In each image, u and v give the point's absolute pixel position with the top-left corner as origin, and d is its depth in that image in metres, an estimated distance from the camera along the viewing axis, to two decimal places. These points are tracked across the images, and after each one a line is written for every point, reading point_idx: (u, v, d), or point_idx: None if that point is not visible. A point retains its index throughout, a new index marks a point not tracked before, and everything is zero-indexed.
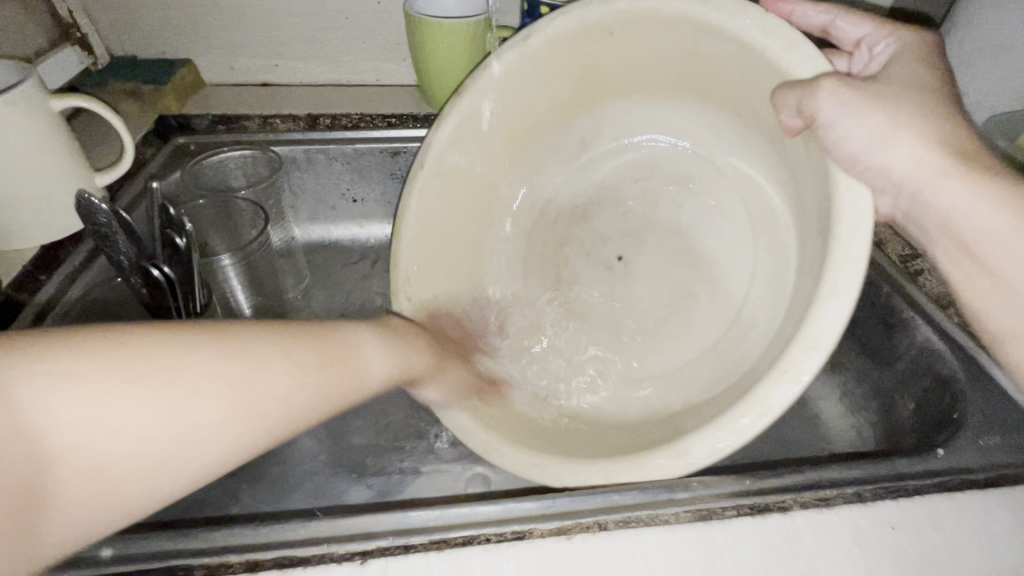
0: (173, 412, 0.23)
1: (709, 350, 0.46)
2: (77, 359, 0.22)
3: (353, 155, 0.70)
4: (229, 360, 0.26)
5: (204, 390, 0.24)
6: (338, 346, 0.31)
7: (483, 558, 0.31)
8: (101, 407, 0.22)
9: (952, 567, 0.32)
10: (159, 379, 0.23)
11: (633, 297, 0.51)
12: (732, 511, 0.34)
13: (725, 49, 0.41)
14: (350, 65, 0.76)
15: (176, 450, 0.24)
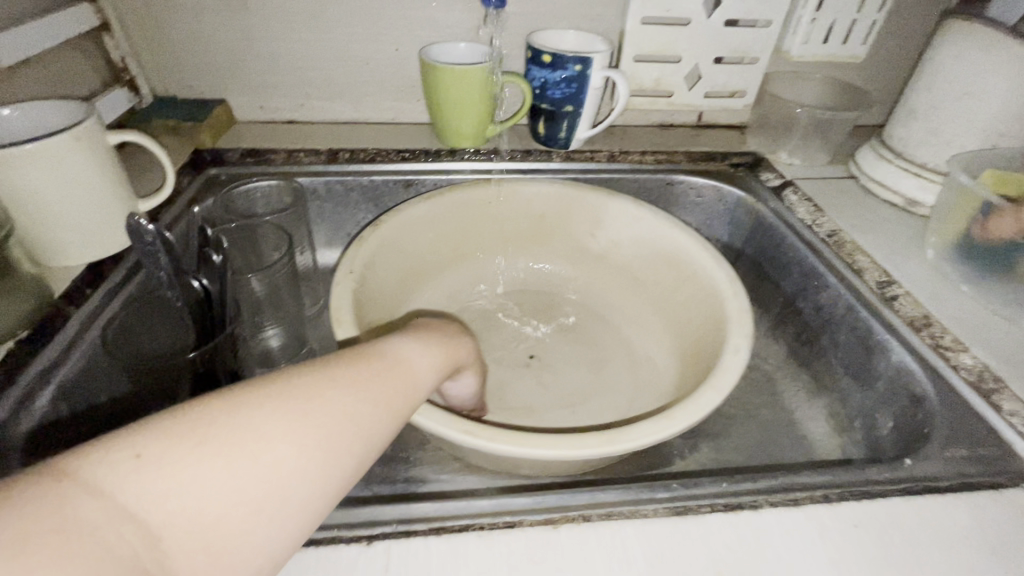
0: (293, 470, 0.27)
1: (621, 364, 0.68)
2: (141, 440, 0.24)
3: (369, 185, 0.76)
4: (333, 403, 0.30)
5: (271, 469, 0.26)
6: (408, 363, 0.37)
7: (478, 543, 0.34)
8: (211, 475, 0.24)
9: (910, 563, 0.34)
10: (221, 439, 0.25)
11: (591, 342, 0.71)
12: (707, 507, 0.37)
13: (634, 219, 0.70)
14: (369, 105, 0.84)
15: (299, 499, 0.27)
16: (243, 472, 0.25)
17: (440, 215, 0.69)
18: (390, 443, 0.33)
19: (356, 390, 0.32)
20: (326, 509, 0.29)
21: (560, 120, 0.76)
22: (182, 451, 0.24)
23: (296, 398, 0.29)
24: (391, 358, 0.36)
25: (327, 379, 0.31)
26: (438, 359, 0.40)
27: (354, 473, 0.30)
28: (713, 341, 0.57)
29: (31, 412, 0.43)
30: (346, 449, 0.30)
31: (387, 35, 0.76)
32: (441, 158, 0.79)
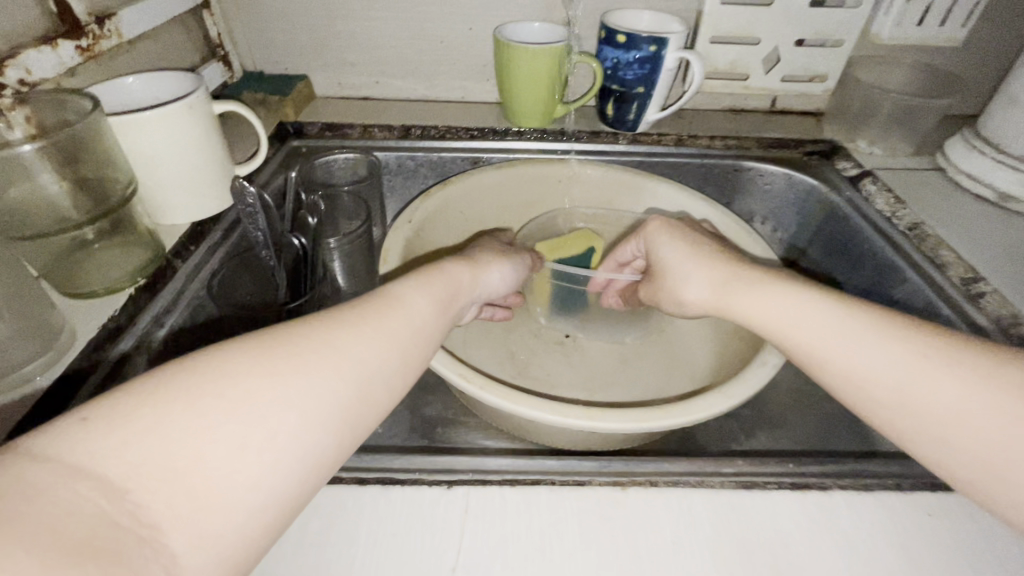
0: (268, 404, 0.30)
1: (664, 354, 0.69)
2: (95, 409, 0.26)
3: (438, 162, 0.79)
4: (300, 348, 0.33)
5: (240, 412, 0.29)
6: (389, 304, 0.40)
7: (550, 496, 0.36)
8: (181, 427, 0.27)
9: (988, 555, 0.34)
10: (185, 397, 0.28)
11: (635, 331, 0.73)
12: (774, 484, 0.37)
13: (686, 210, 0.70)
14: (441, 84, 0.86)
15: (279, 434, 0.29)
16: (215, 420, 0.28)
17: (493, 188, 0.73)
18: (369, 364, 0.35)
19: (325, 333, 0.34)
20: (320, 437, 0.31)
21: (631, 102, 0.76)
22: (142, 412, 0.27)
23: (258, 352, 0.32)
24: (365, 303, 0.39)
25: (291, 333, 0.34)
26: (421, 295, 0.43)
27: (339, 403, 0.32)
28: (758, 331, 0.57)
29: (148, 350, 0.48)
30: (321, 381, 0.32)
31: (463, 14, 0.78)
32: (508, 138, 0.80)
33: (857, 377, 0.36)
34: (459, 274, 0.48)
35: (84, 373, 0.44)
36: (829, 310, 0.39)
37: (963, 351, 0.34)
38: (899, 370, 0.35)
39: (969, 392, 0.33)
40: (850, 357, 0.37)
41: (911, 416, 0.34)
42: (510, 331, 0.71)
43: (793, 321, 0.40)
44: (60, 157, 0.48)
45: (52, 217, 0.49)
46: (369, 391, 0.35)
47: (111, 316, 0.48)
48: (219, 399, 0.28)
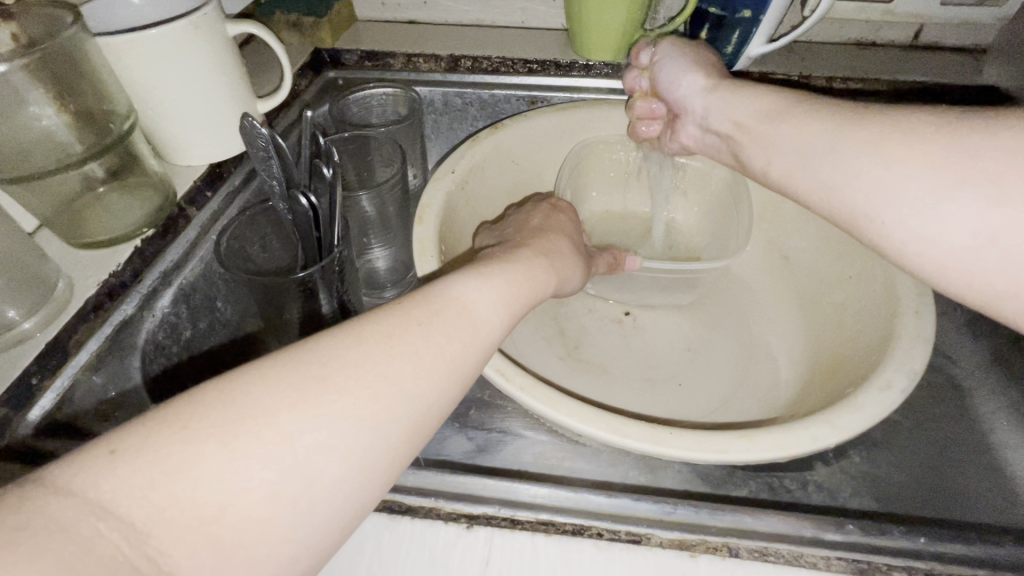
0: (315, 446, 0.22)
1: (738, 342, 0.58)
2: (117, 433, 0.20)
3: (489, 100, 0.68)
4: (364, 365, 0.25)
5: (276, 446, 0.21)
6: (451, 300, 0.30)
7: (594, 554, 0.29)
8: (201, 462, 0.20)
9: None
10: (212, 419, 0.21)
11: (704, 310, 0.62)
12: (900, 571, 0.29)
13: None
14: (498, 5, 0.73)
15: (326, 477, 0.22)
16: (249, 455, 0.21)
17: (551, 132, 0.62)
18: (437, 391, 0.27)
19: (386, 343, 0.26)
20: (368, 484, 0.24)
21: (731, 30, 0.61)
22: (171, 444, 0.20)
23: (318, 365, 0.24)
24: (436, 300, 0.29)
25: (345, 332, 0.26)
26: (500, 290, 0.33)
27: (395, 442, 0.25)
28: (875, 338, 0.46)
29: (153, 312, 0.44)
30: (380, 414, 0.24)
31: None
32: (573, 73, 0.68)
33: (817, 182, 0.35)
34: (535, 274, 0.38)
35: (79, 335, 0.40)
36: (798, 121, 0.37)
37: (926, 121, 0.31)
38: (848, 167, 0.33)
39: (918, 165, 0.30)
40: (806, 167, 0.36)
41: (860, 201, 0.32)
42: (560, 303, 0.62)
43: (775, 142, 0.39)
44: (53, 83, 0.41)
45: (50, 153, 0.42)
46: (431, 422, 0.27)
47: (114, 271, 0.43)
48: (260, 434, 0.21)
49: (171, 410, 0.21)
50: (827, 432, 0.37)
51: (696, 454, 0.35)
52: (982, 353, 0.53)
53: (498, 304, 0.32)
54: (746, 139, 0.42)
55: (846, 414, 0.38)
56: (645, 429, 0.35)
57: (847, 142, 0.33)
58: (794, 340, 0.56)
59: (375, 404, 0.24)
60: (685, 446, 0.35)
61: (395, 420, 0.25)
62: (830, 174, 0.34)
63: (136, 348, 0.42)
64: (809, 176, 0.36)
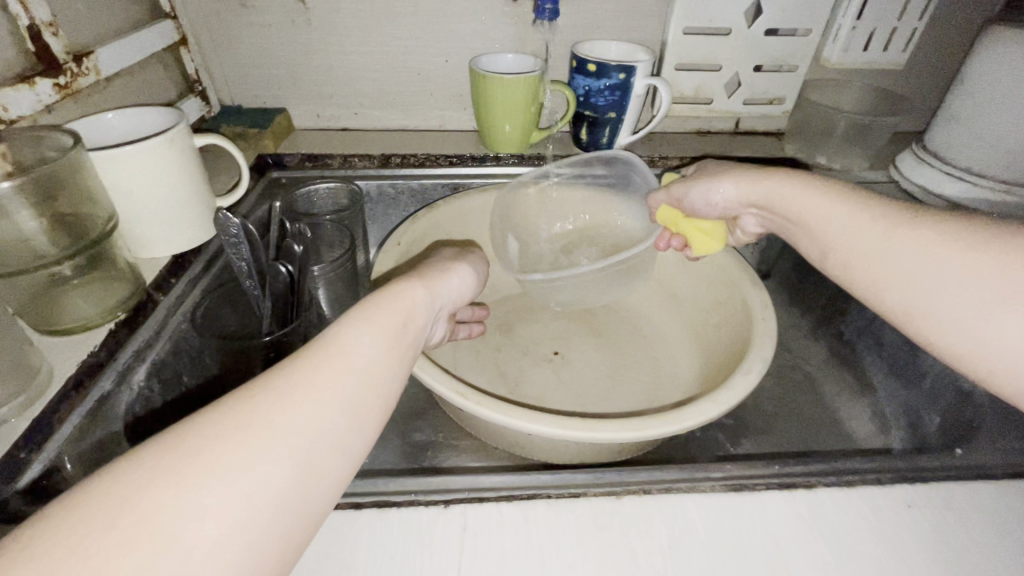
0: (201, 515, 0.23)
1: (648, 365, 0.71)
2: (15, 550, 0.21)
3: (419, 188, 0.81)
4: (265, 426, 0.27)
5: (179, 527, 0.23)
6: (338, 347, 0.31)
7: (547, 509, 0.37)
8: (104, 555, 0.21)
9: (956, 543, 0.35)
10: (115, 511, 0.22)
11: (619, 340, 0.74)
12: (763, 485, 0.38)
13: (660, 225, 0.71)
14: (418, 113, 0.89)
15: (236, 545, 0.24)
16: (153, 542, 0.22)
17: (480, 209, 0.76)
18: (342, 439, 0.29)
19: (287, 397, 0.28)
20: (269, 536, 0.25)
21: (603, 126, 0.79)
22: (76, 544, 0.21)
23: (194, 444, 0.25)
24: (312, 352, 0.31)
25: (241, 396, 0.28)
26: (386, 332, 0.34)
27: (290, 494, 0.26)
28: (739, 340, 0.60)
29: (130, 386, 0.48)
30: (273, 468, 0.26)
31: (439, 45, 0.81)
32: (488, 163, 0.83)
33: (867, 255, 0.42)
34: (416, 304, 0.39)
35: (63, 412, 0.43)
36: (834, 210, 0.45)
37: (964, 233, 0.38)
38: (905, 262, 0.39)
39: (958, 274, 0.36)
40: (869, 259, 0.42)
41: (917, 299, 0.39)
42: (497, 350, 0.72)
43: (829, 232, 0.45)
44: (36, 195, 0.47)
45: (28, 254, 0.48)
46: (328, 461, 0.28)
47: (92, 352, 0.47)
48: (147, 513, 0.22)
49: (71, 508, 0.22)
50: (713, 407, 0.48)
51: (618, 435, 0.45)
52: (822, 350, 0.69)
53: (386, 342, 0.34)
54: (797, 228, 0.49)
55: (723, 393, 0.50)
56: (580, 421, 0.44)
57: (905, 244, 0.40)
58: (688, 359, 0.69)
59: (278, 466, 0.26)
60: (611, 429, 0.44)
61: (299, 475, 0.27)
62: (892, 270, 0.40)
63: (116, 418, 0.46)
64: (868, 271, 0.42)
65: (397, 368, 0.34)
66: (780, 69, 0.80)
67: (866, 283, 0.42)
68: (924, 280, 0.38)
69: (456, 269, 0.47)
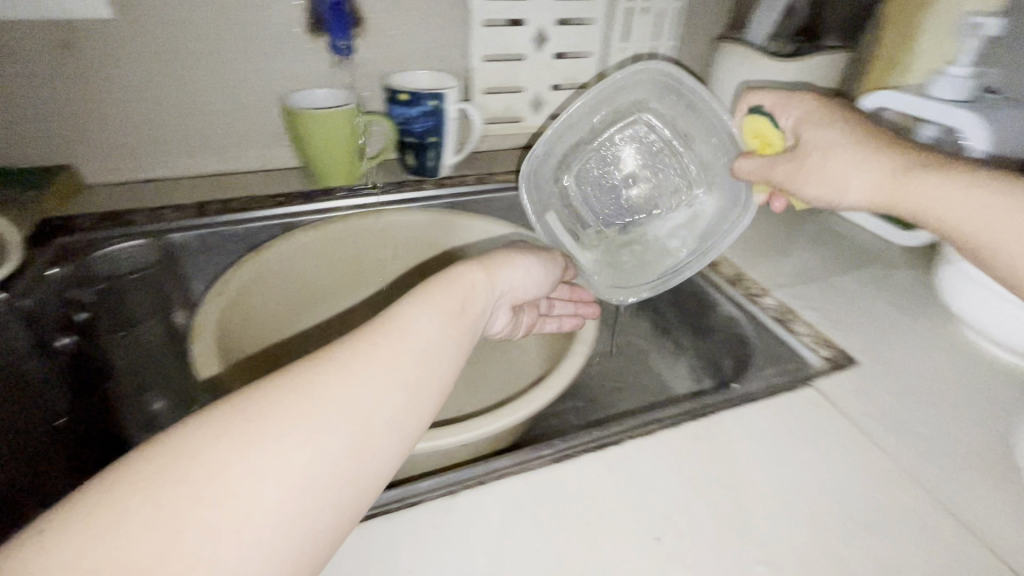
0: (244, 481, 0.25)
1: (501, 369, 0.74)
2: (53, 535, 0.22)
3: (246, 233, 0.76)
4: (300, 408, 0.27)
5: (208, 506, 0.23)
6: (401, 329, 0.34)
7: (384, 525, 0.37)
8: (138, 536, 0.22)
9: (729, 458, 0.41)
10: (149, 493, 0.23)
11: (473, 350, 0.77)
12: (583, 450, 0.42)
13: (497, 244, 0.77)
14: (235, 155, 0.84)
15: (272, 524, 0.24)
16: (188, 518, 0.23)
17: (317, 246, 0.75)
18: (388, 423, 0.30)
19: (334, 378, 0.29)
20: (321, 506, 0.26)
21: (427, 151, 0.83)
22: (113, 521, 0.22)
23: (219, 425, 0.26)
24: (382, 329, 0.33)
25: (286, 380, 0.29)
26: (444, 317, 0.36)
27: (342, 468, 0.27)
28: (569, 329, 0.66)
29: None
30: (315, 447, 0.27)
31: (246, 84, 0.79)
32: (318, 198, 0.81)
33: (936, 196, 0.45)
34: (472, 292, 0.41)
35: None
36: (873, 171, 0.49)
37: (987, 189, 0.43)
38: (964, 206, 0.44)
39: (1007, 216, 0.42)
40: (927, 196, 0.46)
41: (990, 237, 0.43)
42: None
43: (856, 180, 0.49)
44: None
45: None
46: (382, 433, 0.29)
47: None
48: (186, 480, 0.24)
49: (96, 493, 0.23)
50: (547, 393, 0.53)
51: (459, 439, 0.47)
52: (647, 325, 0.79)
53: (443, 329, 0.36)
54: (855, 191, 0.50)
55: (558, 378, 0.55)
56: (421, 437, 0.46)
57: (963, 187, 0.44)
58: (530, 355, 0.73)
59: (326, 445, 0.27)
60: (452, 434, 0.46)
61: (341, 455, 0.27)
62: (963, 213, 0.44)
63: None
64: (952, 214, 0.44)
65: (452, 352, 0.35)
66: (574, 86, 0.90)
67: (949, 220, 0.45)
68: (1004, 220, 0.42)
69: (519, 261, 0.48)
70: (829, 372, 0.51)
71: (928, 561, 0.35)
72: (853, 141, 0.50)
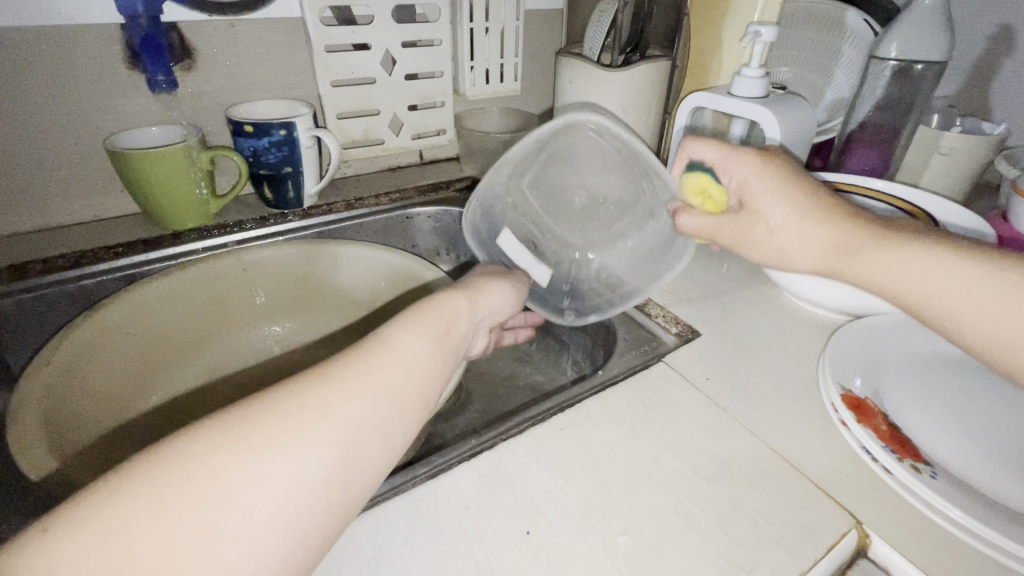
0: (242, 482, 0.29)
1: None
2: (68, 524, 0.26)
3: (79, 292, 0.68)
4: (303, 421, 0.32)
5: (203, 502, 0.27)
6: (390, 354, 0.38)
7: None
8: (144, 523, 0.26)
9: (596, 439, 0.45)
10: (156, 487, 0.27)
11: None
12: (457, 461, 0.43)
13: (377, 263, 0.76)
14: (57, 208, 0.75)
15: (263, 521, 0.28)
16: (188, 512, 0.27)
17: (168, 297, 0.69)
18: (376, 439, 0.34)
19: (327, 396, 0.33)
20: (311, 505, 0.30)
21: (285, 182, 0.80)
22: (121, 508, 0.26)
23: (228, 431, 0.30)
24: (374, 351, 0.38)
25: (288, 395, 0.33)
26: (427, 339, 0.41)
27: (330, 476, 0.31)
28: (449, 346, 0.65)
29: None
30: (308, 455, 0.31)
31: (59, 128, 0.70)
32: (165, 245, 0.75)
33: (880, 267, 0.42)
34: (458, 311, 0.46)
35: None
36: (835, 244, 0.44)
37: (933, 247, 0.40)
38: (900, 266, 0.41)
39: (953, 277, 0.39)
40: (888, 284, 0.42)
41: (941, 312, 0.40)
42: None
43: (792, 234, 0.46)
44: None
45: None
46: (370, 443, 0.33)
47: None
48: (190, 479, 0.28)
49: (108, 489, 0.27)
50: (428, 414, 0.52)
51: None
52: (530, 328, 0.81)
53: (426, 351, 0.40)
54: (790, 251, 0.47)
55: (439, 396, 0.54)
56: None
57: (909, 259, 0.41)
58: None
59: (317, 454, 0.31)
60: None
61: (328, 467, 0.31)
62: (923, 304, 0.41)
63: None
64: (901, 291, 0.42)
65: (430, 373, 0.39)
66: (432, 105, 0.92)
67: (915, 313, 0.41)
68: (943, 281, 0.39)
69: (498, 287, 0.53)
70: (676, 348, 0.56)
71: (762, 501, 0.40)
72: (805, 205, 0.46)
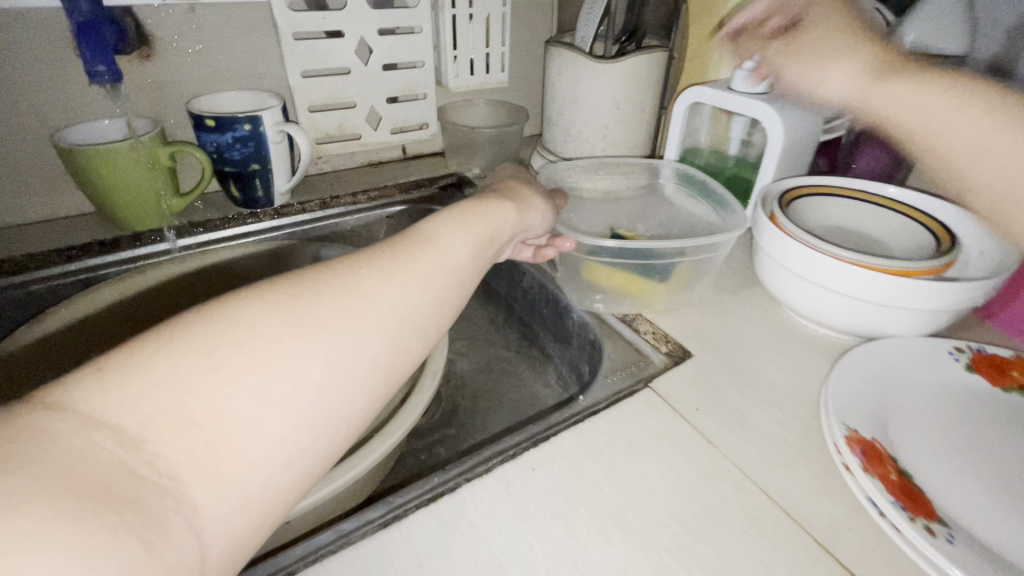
0: (297, 357, 0.26)
1: None
2: (98, 377, 0.23)
3: (27, 298, 0.63)
4: (359, 302, 0.29)
5: (254, 367, 0.25)
6: (439, 247, 0.35)
7: None
8: (198, 378, 0.24)
9: (570, 479, 0.40)
10: (205, 344, 0.25)
11: None
12: (413, 507, 0.38)
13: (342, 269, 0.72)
14: (9, 206, 0.70)
15: (320, 398, 0.27)
16: (240, 374, 0.25)
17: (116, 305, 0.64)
18: (423, 331, 0.32)
19: (376, 279, 0.31)
20: (356, 392, 0.28)
21: (252, 180, 0.74)
22: (165, 361, 0.24)
23: (282, 300, 0.28)
24: (419, 242, 0.35)
25: (340, 272, 0.30)
26: (475, 241, 0.39)
27: (378, 359, 0.29)
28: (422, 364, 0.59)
29: None
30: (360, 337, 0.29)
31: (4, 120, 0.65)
32: (123, 246, 0.69)
33: (898, 100, 0.48)
34: (506, 216, 0.44)
35: None
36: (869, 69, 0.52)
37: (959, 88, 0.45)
38: (914, 99, 0.47)
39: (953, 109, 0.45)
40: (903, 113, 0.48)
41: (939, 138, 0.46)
42: None
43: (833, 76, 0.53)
44: None
45: None
46: (418, 337, 0.32)
47: None
48: (243, 347, 0.25)
49: (146, 343, 0.24)
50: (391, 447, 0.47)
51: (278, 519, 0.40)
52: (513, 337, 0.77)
53: (473, 252, 0.38)
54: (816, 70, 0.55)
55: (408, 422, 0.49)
56: None
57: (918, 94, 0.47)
58: None
59: (367, 338, 0.29)
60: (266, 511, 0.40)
61: (378, 353, 0.29)
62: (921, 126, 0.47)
63: None
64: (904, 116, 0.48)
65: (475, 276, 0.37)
66: (413, 98, 0.87)
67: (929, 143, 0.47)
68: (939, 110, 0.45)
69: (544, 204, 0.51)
70: (666, 370, 0.51)
71: (751, 559, 0.35)
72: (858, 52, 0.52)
